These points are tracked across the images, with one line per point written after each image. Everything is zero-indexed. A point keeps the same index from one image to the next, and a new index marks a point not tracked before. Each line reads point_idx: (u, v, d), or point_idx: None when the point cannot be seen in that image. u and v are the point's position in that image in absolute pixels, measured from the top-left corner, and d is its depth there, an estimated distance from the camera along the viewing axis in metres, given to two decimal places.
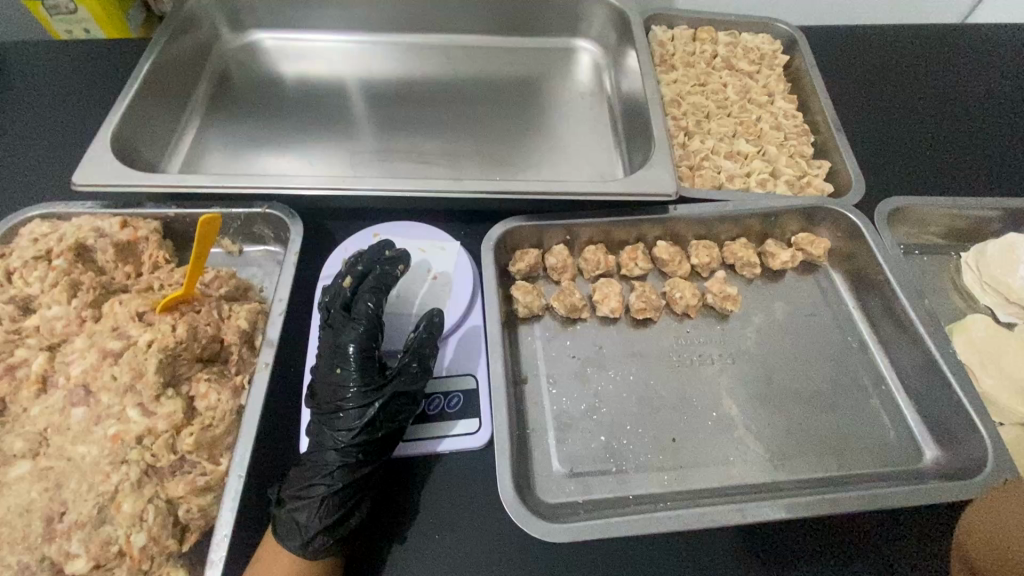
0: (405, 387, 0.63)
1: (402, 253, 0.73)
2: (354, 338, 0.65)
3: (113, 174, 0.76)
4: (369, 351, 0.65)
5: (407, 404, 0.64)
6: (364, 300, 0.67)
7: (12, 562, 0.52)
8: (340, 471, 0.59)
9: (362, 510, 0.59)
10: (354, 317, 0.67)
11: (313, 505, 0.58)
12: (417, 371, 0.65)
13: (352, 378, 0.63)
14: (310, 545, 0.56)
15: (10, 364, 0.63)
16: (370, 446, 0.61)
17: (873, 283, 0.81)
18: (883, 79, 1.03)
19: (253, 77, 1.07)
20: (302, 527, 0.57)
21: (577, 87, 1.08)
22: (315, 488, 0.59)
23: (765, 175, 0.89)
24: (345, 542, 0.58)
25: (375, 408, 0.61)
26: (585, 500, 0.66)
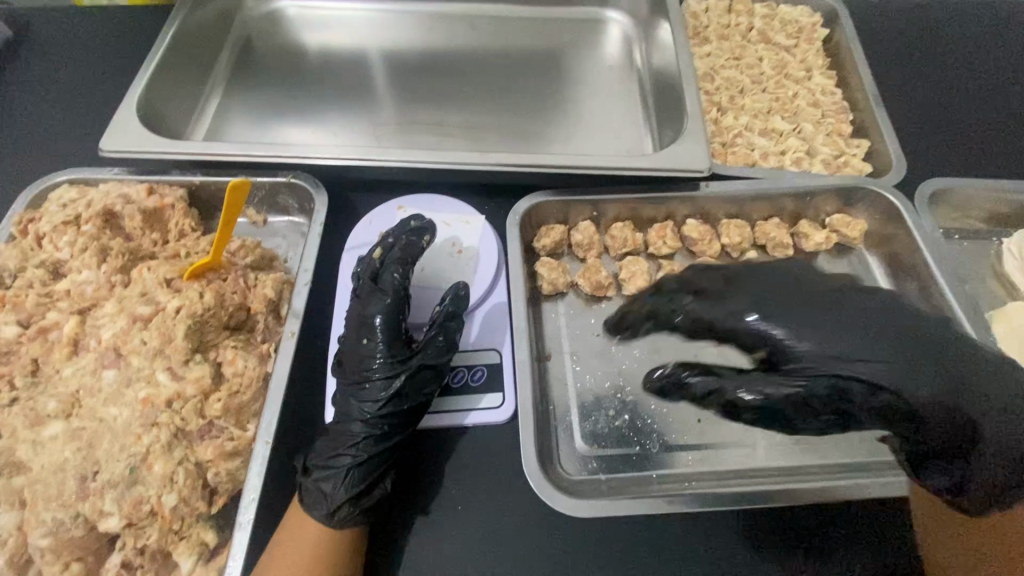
0: (431, 361, 0.63)
1: (428, 224, 0.72)
2: (381, 310, 0.64)
3: (140, 142, 0.76)
4: (397, 323, 0.64)
5: (433, 379, 0.63)
6: (392, 271, 0.67)
7: (47, 518, 0.52)
8: (366, 442, 0.59)
9: (388, 482, 0.60)
10: (382, 288, 0.66)
11: (339, 475, 0.58)
12: (444, 345, 0.64)
13: (379, 349, 0.63)
14: (336, 515, 0.56)
15: (42, 326, 0.63)
16: (396, 419, 0.61)
17: (912, 268, 0.78)
18: (927, 55, 0.99)
19: (275, 45, 1.05)
20: (328, 497, 0.57)
21: (605, 59, 1.05)
22: (341, 459, 0.59)
23: (801, 153, 0.86)
24: (371, 513, 0.58)
25: (401, 381, 0.61)
26: (608, 477, 0.66)
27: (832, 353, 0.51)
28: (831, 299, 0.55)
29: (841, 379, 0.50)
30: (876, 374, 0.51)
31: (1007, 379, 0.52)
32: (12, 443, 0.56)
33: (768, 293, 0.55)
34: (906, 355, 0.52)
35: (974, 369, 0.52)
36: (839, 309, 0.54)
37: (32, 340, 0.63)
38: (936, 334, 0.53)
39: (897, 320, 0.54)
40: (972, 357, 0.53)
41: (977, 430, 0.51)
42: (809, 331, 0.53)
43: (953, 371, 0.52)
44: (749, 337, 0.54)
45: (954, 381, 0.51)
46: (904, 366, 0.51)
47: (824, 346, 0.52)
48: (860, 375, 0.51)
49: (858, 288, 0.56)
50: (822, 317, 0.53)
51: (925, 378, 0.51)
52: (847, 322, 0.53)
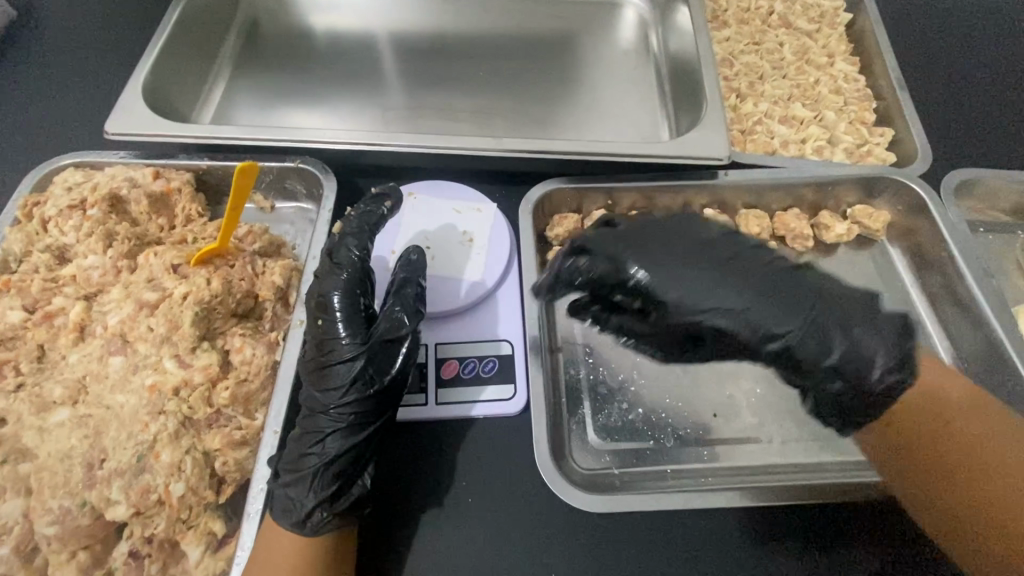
0: (393, 331, 0.59)
1: (389, 189, 0.70)
2: (337, 285, 0.61)
3: (147, 124, 0.74)
4: (354, 299, 0.61)
5: (399, 351, 0.60)
6: (348, 249, 0.64)
7: (54, 506, 0.52)
8: (334, 436, 0.56)
9: (365, 479, 0.56)
10: (338, 265, 0.63)
11: (309, 478, 0.54)
12: (408, 316, 0.61)
13: (338, 329, 0.59)
14: (309, 522, 0.53)
15: (47, 312, 0.62)
16: (366, 403, 0.57)
17: (936, 262, 0.76)
18: (954, 41, 0.95)
19: (282, 26, 1.03)
20: (298, 504, 0.53)
21: (620, 43, 1.02)
22: (309, 457, 0.55)
23: (822, 142, 0.83)
24: (351, 514, 0.55)
25: (361, 357, 0.58)
26: (621, 472, 0.65)
27: (692, 303, 0.58)
28: (700, 250, 0.62)
29: (699, 324, 0.59)
30: (736, 318, 0.58)
31: (840, 314, 0.59)
32: (18, 430, 0.55)
33: (654, 246, 0.61)
34: (763, 293, 0.59)
35: (818, 304, 0.59)
36: (703, 257, 0.60)
37: (37, 326, 0.62)
38: (785, 277, 0.60)
39: (752, 262, 0.61)
40: (815, 292, 0.60)
41: (821, 358, 0.58)
42: (675, 283, 0.59)
43: (804, 307, 0.58)
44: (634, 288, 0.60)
45: (803, 315, 0.58)
46: (762, 305, 0.58)
47: (688, 301, 0.58)
48: (714, 322, 0.58)
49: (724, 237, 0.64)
50: (687, 269, 0.59)
51: (778, 315, 0.58)
52: (710, 272, 0.59)
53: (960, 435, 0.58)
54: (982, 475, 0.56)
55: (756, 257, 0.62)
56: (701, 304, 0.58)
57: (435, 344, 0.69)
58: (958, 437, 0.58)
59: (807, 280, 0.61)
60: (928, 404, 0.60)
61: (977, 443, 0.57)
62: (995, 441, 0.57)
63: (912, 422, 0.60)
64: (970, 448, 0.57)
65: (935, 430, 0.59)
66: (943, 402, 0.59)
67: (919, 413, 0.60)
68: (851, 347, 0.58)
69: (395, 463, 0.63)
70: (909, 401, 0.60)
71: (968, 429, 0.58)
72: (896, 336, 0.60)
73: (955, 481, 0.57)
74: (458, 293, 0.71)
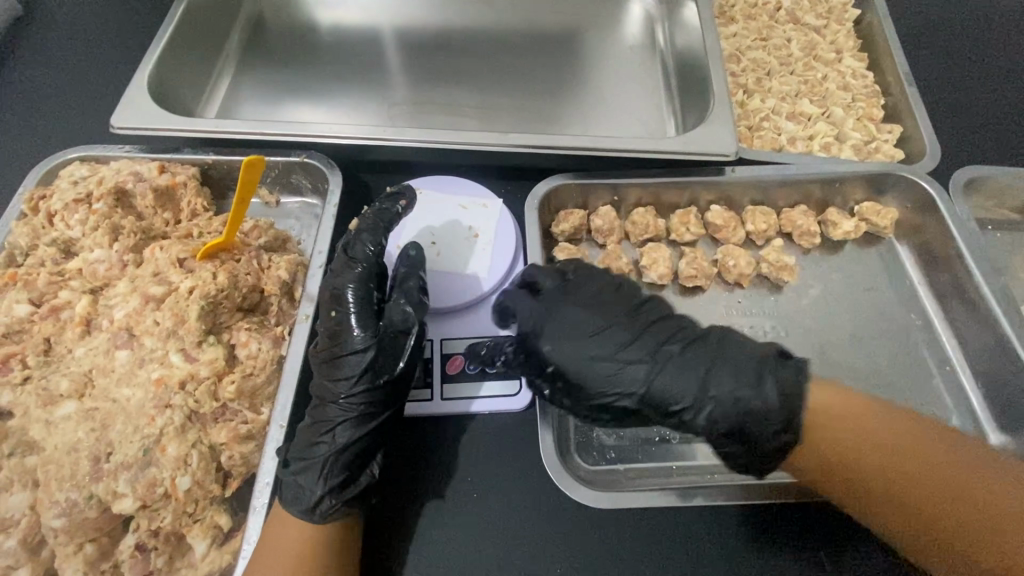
0: (401, 325, 0.60)
1: (404, 189, 0.70)
2: (352, 280, 0.62)
3: (152, 118, 0.74)
4: (368, 293, 0.62)
5: (405, 344, 0.59)
6: (363, 243, 0.65)
7: (61, 498, 0.52)
8: (344, 426, 0.56)
9: (374, 468, 0.56)
10: (353, 260, 0.64)
11: (321, 466, 0.54)
12: (412, 310, 0.61)
13: (352, 322, 0.59)
14: (317, 510, 0.53)
15: (53, 305, 0.62)
16: (377, 393, 0.57)
17: (944, 260, 0.75)
18: (963, 37, 0.95)
19: (287, 21, 1.03)
20: (306, 492, 0.53)
21: (627, 38, 1.02)
22: (321, 446, 0.55)
23: (829, 139, 0.83)
24: (359, 502, 0.55)
25: (370, 350, 0.58)
26: (627, 468, 0.65)
27: (595, 381, 0.58)
28: (596, 314, 0.60)
29: (591, 395, 0.58)
30: (624, 386, 0.57)
31: (730, 358, 0.57)
32: (25, 423, 0.55)
33: (558, 310, 0.61)
34: (655, 360, 0.57)
35: (711, 371, 0.56)
36: (601, 324, 0.60)
37: (43, 319, 0.62)
38: (686, 344, 0.58)
39: (655, 328, 0.60)
40: (715, 358, 0.57)
41: (710, 429, 0.56)
42: (564, 351, 0.59)
43: (696, 374, 0.56)
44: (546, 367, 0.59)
45: (692, 382, 0.56)
46: (649, 372, 0.57)
47: (592, 377, 0.58)
48: (604, 393, 0.58)
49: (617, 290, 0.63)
50: (581, 336, 0.59)
51: (664, 383, 0.56)
52: (603, 340, 0.59)
53: (879, 458, 0.53)
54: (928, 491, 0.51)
55: (664, 325, 0.60)
56: (589, 374, 0.58)
57: (440, 339, 0.69)
58: (878, 462, 0.53)
59: (713, 345, 0.58)
60: (831, 441, 0.54)
61: (900, 457, 0.52)
62: (906, 446, 0.53)
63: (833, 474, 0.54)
64: (896, 471, 0.52)
65: (856, 470, 0.53)
66: (835, 432, 0.54)
67: (830, 458, 0.54)
68: (744, 416, 0.54)
69: (400, 459, 0.63)
70: (813, 452, 0.55)
71: (878, 445, 0.53)
72: (792, 400, 0.54)
73: (913, 514, 0.51)
74: (464, 289, 0.71)
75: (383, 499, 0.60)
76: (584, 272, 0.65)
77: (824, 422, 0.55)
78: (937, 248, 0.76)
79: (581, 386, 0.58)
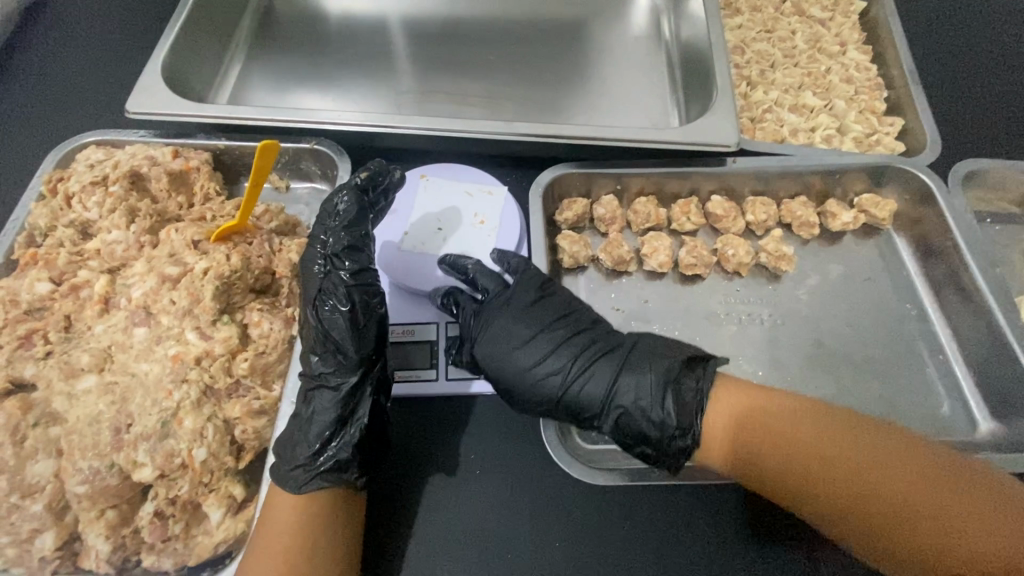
0: (337, 298, 0.60)
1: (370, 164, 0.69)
2: (309, 257, 0.63)
3: (168, 104, 0.76)
4: (320, 267, 0.62)
5: (341, 316, 0.59)
6: (320, 218, 0.65)
7: (83, 466, 0.54)
8: (312, 399, 0.58)
9: (347, 441, 0.56)
10: (313, 236, 0.64)
11: (296, 438, 0.56)
12: (348, 281, 0.61)
13: (308, 298, 0.61)
14: (292, 480, 0.55)
15: (74, 284, 0.64)
16: (336, 364, 0.58)
17: (941, 251, 0.76)
18: (968, 30, 0.95)
19: (297, 10, 1.04)
20: (286, 465, 0.55)
21: (632, 29, 1.03)
22: (297, 419, 0.57)
23: (831, 131, 0.84)
24: (335, 474, 0.55)
25: (317, 325, 0.59)
26: (625, 449, 0.67)
27: (519, 388, 0.61)
28: (524, 325, 0.64)
29: (516, 402, 0.62)
30: (543, 394, 0.61)
31: (638, 366, 0.60)
32: (48, 395, 0.58)
33: (490, 319, 0.64)
34: (571, 368, 0.61)
35: (618, 380, 0.59)
36: (528, 332, 0.63)
37: (64, 297, 0.64)
38: (601, 352, 0.62)
39: (578, 338, 0.63)
40: (625, 366, 0.60)
41: (619, 433, 0.60)
42: (492, 359, 0.62)
43: (604, 382, 0.60)
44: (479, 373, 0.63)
45: (604, 390, 0.60)
46: (565, 381, 0.60)
47: (517, 383, 0.61)
48: (528, 402, 0.61)
49: (548, 300, 0.66)
50: (508, 344, 0.63)
51: (579, 391, 0.60)
52: (527, 349, 0.62)
53: (798, 453, 0.53)
54: (858, 483, 0.51)
55: (586, 332, 0.63)
56: (512, 383, 0.61)
57: (446, 323, 0.71)
58: (796, 454, 0.53)
59: (625, 354, 0.61)
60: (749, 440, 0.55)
61: (820, 456, 0.52)
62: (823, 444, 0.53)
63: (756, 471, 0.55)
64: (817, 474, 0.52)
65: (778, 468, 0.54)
66: (750, 434, 0.55)
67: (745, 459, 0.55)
68: (647, 424, 0.58)
69: (408, 435, 0.66)
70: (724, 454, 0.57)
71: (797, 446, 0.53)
72: (691, 408, 0.57)
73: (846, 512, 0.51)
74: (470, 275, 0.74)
75: (393, 472, 0.63)
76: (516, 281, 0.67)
77: (741, 422, 0.56)
78: (934, 239, 0.77)
79: (509, 392, 0.61)
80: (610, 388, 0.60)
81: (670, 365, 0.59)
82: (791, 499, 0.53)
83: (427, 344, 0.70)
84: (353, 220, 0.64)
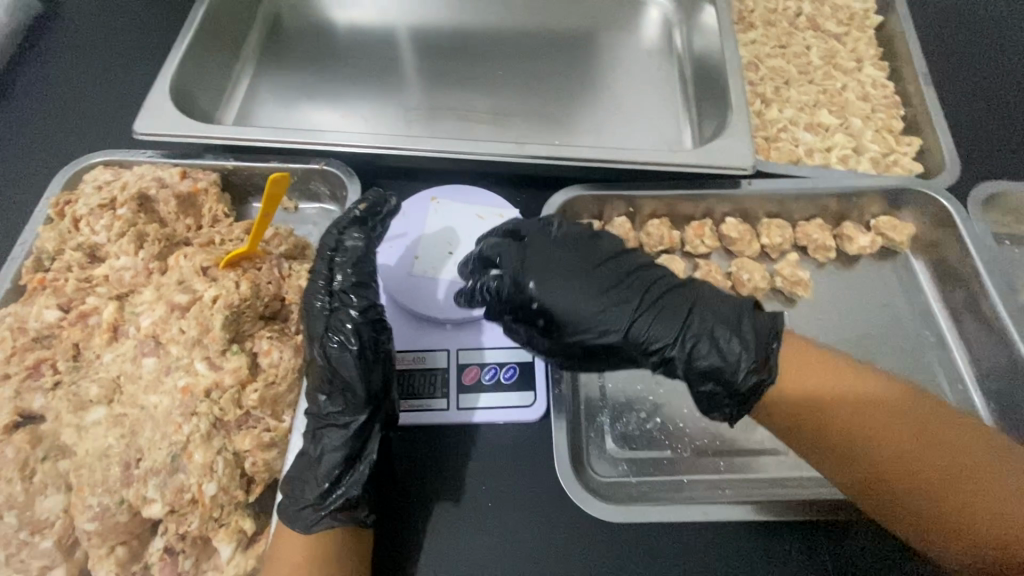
0: (345, 335, 0.58)
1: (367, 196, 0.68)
2: (312, 293, 0.62)
3: (176, 125, 0.75)
4: (324, 303, 0.61)
5: (349, 354, 0.58)
6: (319, 252, 0.64)
7: (93, 503, 0.53)
8: (317, 436, 0.57)
9: (355, 480, 0.56)
10: (314, 270, 0.63)
11: (305, 477, 0.56)
12: (358, 315, 0.60)
13: (315, 334, 0.59)
14: (300, 519, 0.54)
15: (82, 311, 0.64)
16: (344, 402, 0.57)
17: (960, 277, 0.75)
18: (986, 47, 0.94)
19: (305, 22, 1.03)
20: (293, 503, 0.55)
21: (644, 43, 1.01)
22: (305, 457, 0.57)
23: (847, 151, 0.83)
24: (344, 513, 0.55)
25: (324, 364, 0.58)
26: (639, 480, 0.66)
27: (581, 320, 0.59)
28: (584, 262, 0.62)
29: (576, 333, 0.59)
30: (607, 326, 0.59)
31: (707, 304, 0.59)
32: (57, 427, 0.57)
33: (548, 252, 0.62)
34: (638, 304, 0.59)
35: (690, 315, 0.58)
36: (588, 265, 0.61)
37: (72, 325, 0.63)
38: (669, 288, 0.60)
39: (641, 278, 0.61)
40: (695, 302, 0.59)
41: (691, 366, 0.57)
42: (552, 292, 0.59)
43: (676, 317, 0.58)
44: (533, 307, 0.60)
45: (677, 321, 0.58)
46: (632, 315, 0.58)
47: (578, 317, 0.59)
48: (585, 332, 0.59)
49: (604, 245, 0.65)
50: (568, 275, 0.61)
51: (647, 326, 0.58)
52: (590, 284, 0.60)
53: (836, 405, 0.54)
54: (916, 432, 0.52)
55: (647, 271, 0.62)
56: (570, 312, 0.59)
57: (457, 350, 0.70)
58: (838, 405, 0.53)
59: (695, 291, 0.60)
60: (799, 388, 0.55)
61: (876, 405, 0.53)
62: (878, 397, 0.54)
63: (798, 421, 0.55)
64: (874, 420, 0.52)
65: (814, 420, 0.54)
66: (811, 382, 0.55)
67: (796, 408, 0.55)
68: (722, 360, 0.56)
69: (419, 466, 0.65)
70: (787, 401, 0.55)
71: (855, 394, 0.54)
72: (766, 339, 0.56)
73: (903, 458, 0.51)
74: None
75: (404, 504, 0.62)
76: (567, 223, 0.66)
77: (790, 365, 0.56)
78: (954, 264, 0.76)
79: (569, 323, 0.59)
80: (680, 322, 0.58)
81: (741, 305, 0.59)
82: (850, 443, 0.52)
83: (438, 371, 0.69)
84: (354, 253, 0.64)
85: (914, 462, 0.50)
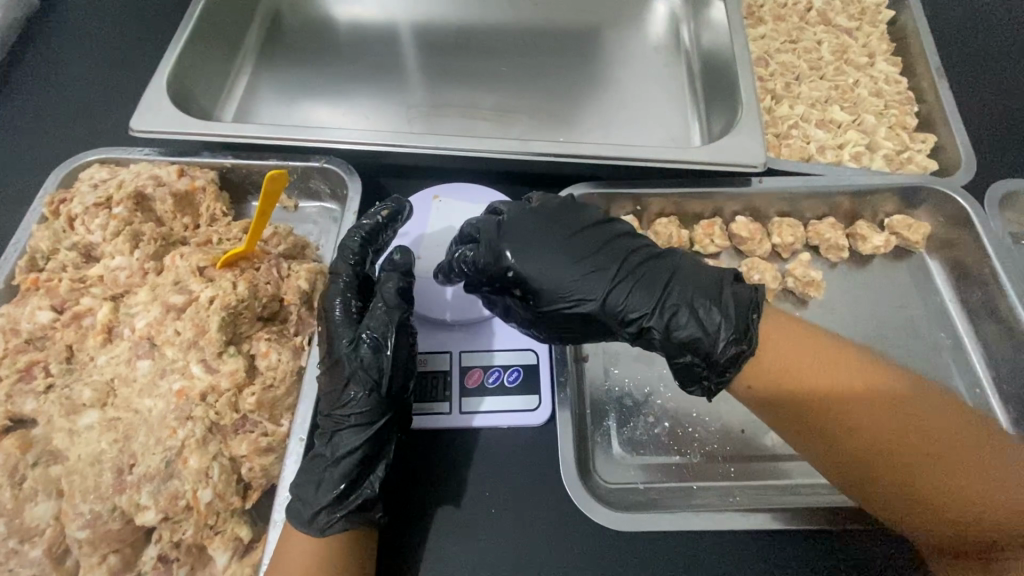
0: (381, 335, 0.59)
1: (391, 202, 0.69)
2: (336, 295, 0.62)
3: (173, 122, 0.73)
4: (350, 305, 0.62)
5: (387, 354, 0.58)
6: (341, 256, 0.64)
7: (85, 510, 0.52)
8: (337, 437, 0.56)
9: (374, 480, 0.56)
10: (335, 274, 0.64)
11: (320, 478, 0.54)
12: (392, 316, 0.60)
13: (340, 333, 0.60)
14: (315, 522, 0.53)
15: (76, 312, 0.62)
16: (371, 403, 0.56)
17: (978, 277, 0.73)
18: (1001, 41, 0.91)
19: (306, 18, 1.01)
20: (305, 505, 0.53)
21: (650, 38, 0.99)
22: (320, 459, 0.56)
23: (860, 148, 0.81)
24: (359, 515, 0.54)
25: (353, 364, 0.58)
26: (647, 486, 0.64)
27: (557, 291, 0.59)
28: (563, 232, 0.62)
29: (552, 304, 0.59)
30: (582, 297, 0.59)
31: (687, 275, 0.58)
32: (49, 431, 0.56)
33: (528, 225, 0.62)
34: (615, 274, 0.59)
35: (668, 285, 0.57)
36: (569, 236, 0.61)
37: (66, 326, 0.62)
38: (649, 259, 0.60)
39: (621, 248, 0.61)
40: (676, 273, 0.59)
41: (669, 337, 0.56)
42: (529, 263, 0.60)
43: (653, 286, 0.57)
44: (511, 279, 0.60)
45: (654, 290, 0.57)
46: (608, 285, 0.58)
47: (555, 287, 0.59)
48: (561, 301, 0.59)
49: (586, 215, 0.64)
50: (547, 246, 0.61)
51: (623, 296, 0.58)
52: (568, 255, 0.60)
53: (811, 383, 0.53)
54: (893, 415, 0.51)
55: (629, 242, 0.62)
56: (548, 283, 0.59)
57: (460, 352, 0.68)
58: (811, 377, 0.53)
59: (676, 262, 0.60)
60: (781, 364, 0.55)
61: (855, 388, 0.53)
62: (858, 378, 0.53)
63: (778, 403, 0.54)
64: (851, 401, 0.52)
65: (794, 399, 0.54)
66: (799, 358, 0.54)
67: (783, 384, 0.54)
68: (699, 329, 0.55)
69: (421, 471, 0.63)
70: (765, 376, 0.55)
71: (831, 371, 0.53)
72: (745, 311, 0.55)
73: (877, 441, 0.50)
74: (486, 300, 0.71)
75: (406, 511, 0.60)
76: (549, 197, 0.66)
77: (774, 340, 0.56)
78: (970, 264, 0.74)
79: (544, 294, 0.59)
80: (657, 292, 0.57)
81: (722, 277, 0.58)
82: (824, 425, 0.52)
83: (440, 374, 0.67)
84: (400, 266, 0.65)
85: (886, 442, 0.50)
